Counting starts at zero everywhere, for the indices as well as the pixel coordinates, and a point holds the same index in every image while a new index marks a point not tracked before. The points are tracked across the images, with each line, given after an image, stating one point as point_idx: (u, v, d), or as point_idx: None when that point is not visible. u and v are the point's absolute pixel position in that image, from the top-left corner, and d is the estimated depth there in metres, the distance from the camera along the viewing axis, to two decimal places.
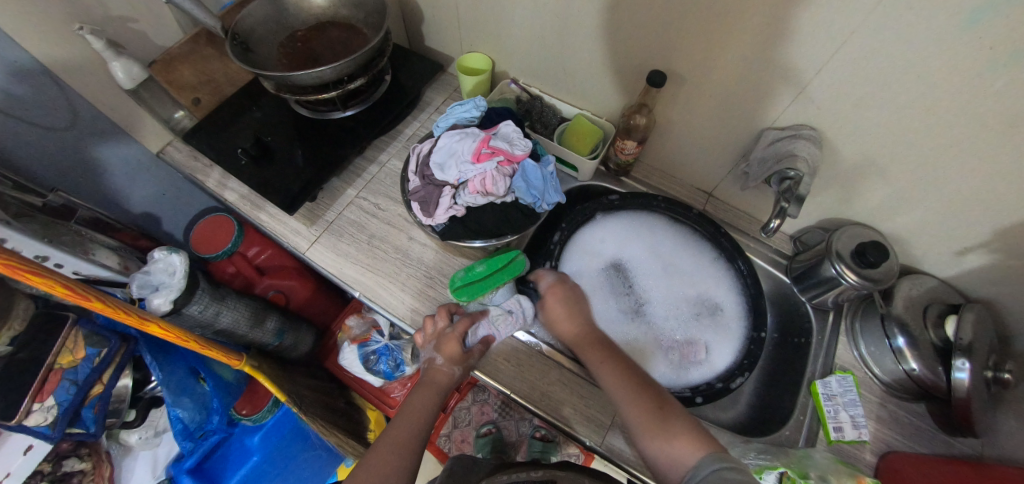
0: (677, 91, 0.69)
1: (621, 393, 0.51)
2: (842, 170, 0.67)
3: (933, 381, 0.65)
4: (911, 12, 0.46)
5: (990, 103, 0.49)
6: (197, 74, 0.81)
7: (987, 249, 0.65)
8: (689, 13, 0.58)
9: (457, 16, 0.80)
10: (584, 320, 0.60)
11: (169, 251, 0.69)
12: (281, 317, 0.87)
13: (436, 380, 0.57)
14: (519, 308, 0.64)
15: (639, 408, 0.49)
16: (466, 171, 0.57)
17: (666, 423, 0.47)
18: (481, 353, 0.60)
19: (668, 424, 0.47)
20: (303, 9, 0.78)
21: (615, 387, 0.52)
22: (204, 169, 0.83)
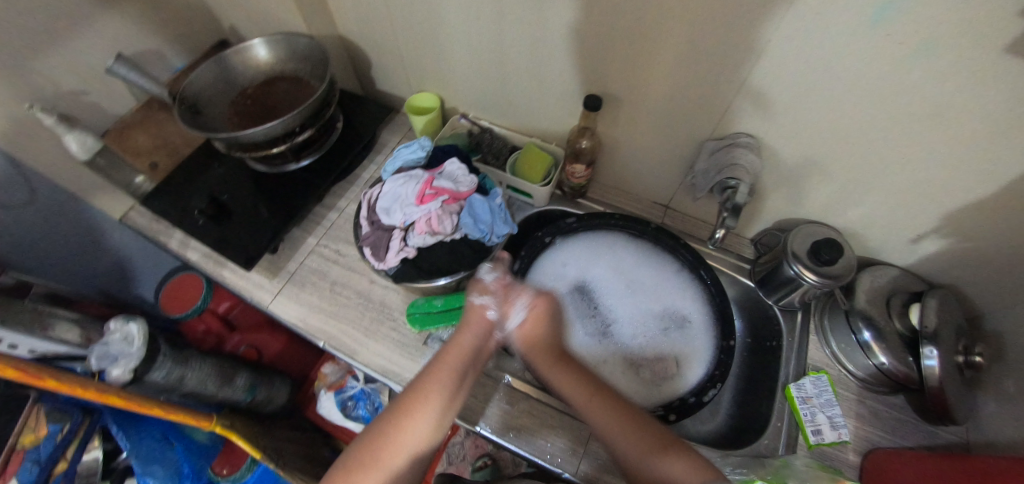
0: (617, 110, 0.71)
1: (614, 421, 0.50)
2: (788, 172, 0.68)
3: (904, 372, 0.65)
4: (820, 18, 0.48)
5: (913, 95, 0.50)
6: (152, 140, 0.83)
7: (941, 234, 0.65)
8: (615, 37, 0.60)
9: (402, 59, 0.83)
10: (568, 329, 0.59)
11: (126, 320, 0.68)
12: (252, 372, 0.86)
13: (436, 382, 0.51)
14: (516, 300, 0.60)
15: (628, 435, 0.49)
16: (411, 213, 0.60)
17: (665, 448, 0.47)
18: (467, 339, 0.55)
19: (664, 455, 0.47)
20: (250, 67, 0.81)
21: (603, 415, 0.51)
22: (166, 230, 0.83)
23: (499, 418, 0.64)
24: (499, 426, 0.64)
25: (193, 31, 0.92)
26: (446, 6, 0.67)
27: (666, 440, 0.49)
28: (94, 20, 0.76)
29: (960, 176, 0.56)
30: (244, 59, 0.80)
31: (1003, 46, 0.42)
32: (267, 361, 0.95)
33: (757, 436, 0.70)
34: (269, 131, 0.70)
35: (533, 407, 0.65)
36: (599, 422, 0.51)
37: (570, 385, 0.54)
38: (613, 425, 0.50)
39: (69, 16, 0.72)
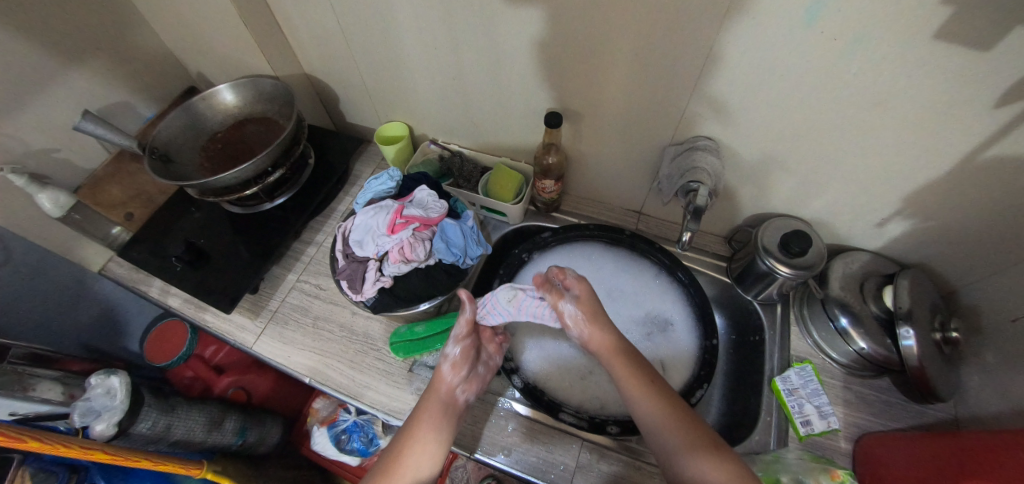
0: (579, 124, 0.72)
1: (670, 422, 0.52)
2: (750, 170, 0.70)
3: (885, 355, 0.65)
4: (757, 21, 0.50)
5: (858, 85, 0.52)
6: (126, 191, 0.83)
7: (904, 216, 0.67)
8: (568, 55, 0.62)
9: (367, 92, 0.85)
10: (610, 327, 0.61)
11: (107, 374, 0.67)
12: (241, 414, 0.86)
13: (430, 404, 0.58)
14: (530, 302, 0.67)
15: (683, 419, 0.52)
16: (383, 244, 0.61)
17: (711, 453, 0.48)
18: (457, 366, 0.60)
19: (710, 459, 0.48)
20: (218, 112, 0.82)
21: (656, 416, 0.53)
22: (145, 279, 0.83)
23: (490, 439, 0.64)
24: (491, 447, 0.63)
25: (162, 81, 0.94)
26: (404, 38, 0.69)
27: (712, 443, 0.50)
28: (61, 80, 0.77)
29: (911, 159, 0.58)
30: (212, 104, 0.81)
31: (931, 32, 0.44)
32: (257, 401, 0.94)
33: (749, 433, 0.70)
34: (240, 174, 0.70)
35: (524, 425, 0.65)
36: (651, 417, 0.53)
37: (626, 379, 0.57)
38: (665, 419, 0.52)
39: (35, 77, 0.73)
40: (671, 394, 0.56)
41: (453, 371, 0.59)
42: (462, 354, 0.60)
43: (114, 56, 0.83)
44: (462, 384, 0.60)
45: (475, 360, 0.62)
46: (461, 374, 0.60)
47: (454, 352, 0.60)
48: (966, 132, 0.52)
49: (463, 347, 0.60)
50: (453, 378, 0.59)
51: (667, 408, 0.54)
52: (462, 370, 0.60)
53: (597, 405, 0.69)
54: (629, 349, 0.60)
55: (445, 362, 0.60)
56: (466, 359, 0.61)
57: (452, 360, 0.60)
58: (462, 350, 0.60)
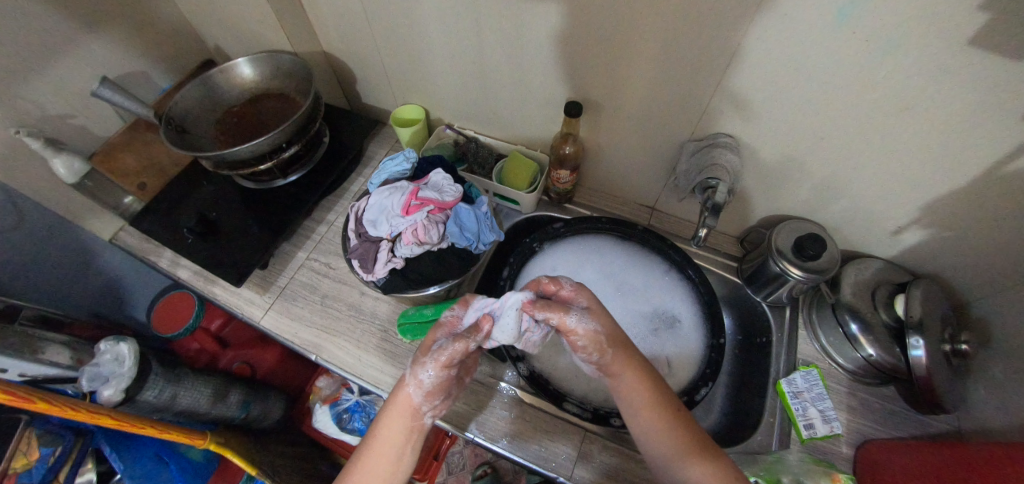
0: (597, 115, 0.72)
1: (657, 419, 0.51)
2: (768, 170, 0.69)
3: (892, 363, 0.65)
4: (790, 17, 0.49)
5: (886, 88, 0.51)
6: (140, 160, 0.83)
7: (921, 226, 0.66)
8: (590, 45, 0.61)
9: (385, 72, 0.84)
10: (609, 322, 0.56)
11: (116, 340, 0.68)
12: (245, 388, 0.86)
13: (393, 426, 0.52)
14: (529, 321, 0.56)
15: (707, 450, 0.49)
16: (397, 225, 0.61)
17: (698, 454, 0.48)
18: (433, 393, 0.53)
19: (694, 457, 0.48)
20: (235, 86, 0.82)
21: (646, 414, 0.52)
22: (155, 249, 0.83)
23: (493, 425, 0.64)
24: (493, 433, 0.64)
25: (179, 52, 0.94)
26: (426, 20, 0.68)
27: (697, 444, 0.49)
28: (79, 45, 0.76)
29: (935, 167, 0.57)
30: (229, 78, 0.81)
31: (966, 38, 0.44)
32: (260, 377, 0.95)
33: (750, 433, 0.70)
34: (255, 148, 0.70)
35: (527, 413, 0.65)
36: (641, 414, 0.52)
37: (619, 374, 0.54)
38: (654, 417, 0.51)
39: (56, 40, 0.73)
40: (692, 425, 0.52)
41: (422, 399, 0.53)
42: (437, 384, 0.53)
43: (133, 24, 0.83)
44: (430, 410, 0.54)
45: (450, 388, 0.55)
46: (431, 401, 0.53)
47: (427, 378, 0.52)
48: (993, 142, 0.51)
49: (438, 374, 0.53)
50: (420, 404, 0.53)
51: (689, 438, 0.50)
52: (433, 399, 0.53)
53: (600, 397, 0.69)
54: (621, 341, 0.55)
55: (414, 388, 0.53)
56: (439, 387, 0.54)
57: (424, 388, 0.53)
58: (438, 379, 0.53)
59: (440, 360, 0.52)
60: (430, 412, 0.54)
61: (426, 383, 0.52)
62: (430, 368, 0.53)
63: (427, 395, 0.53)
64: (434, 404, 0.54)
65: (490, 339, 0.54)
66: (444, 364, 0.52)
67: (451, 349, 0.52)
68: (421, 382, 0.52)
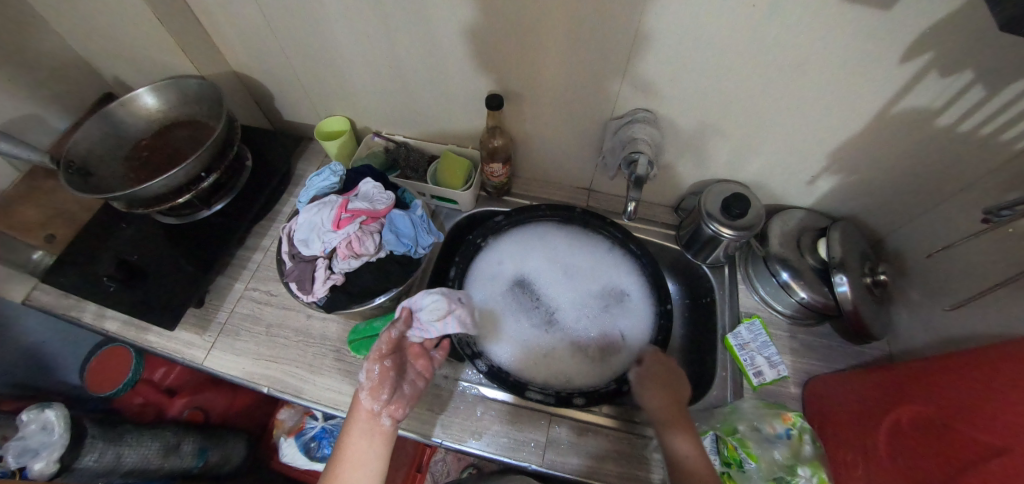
0: (523, 105, 0.72)
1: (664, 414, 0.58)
2: (690, 139, 0.72)
3: (823, 302, 0.69)
4: None
5: (780, 49, 0.54)
6: (43, 211, 0.77)
7: (830, 172, 0.71)
8: (506, 38, 0.62)
9: (304, 86, 0.81)
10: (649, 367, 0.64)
11: (40, 408, 0.64)
12: (200, 435, 0.81)
13: (351, 435, 0.53)
14: (431, 305, 0.61)
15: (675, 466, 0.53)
16: (329, 240, 0.59)
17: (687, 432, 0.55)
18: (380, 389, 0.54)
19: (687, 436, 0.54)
20: (140, 119, 0.77)
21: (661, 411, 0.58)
22: (77, 304, 0.77)
23: (459, 426, 0.64)
24: (460, 434, 0.63)
25: (73, 89, 0.87)
26: (336, 28, 0.67)
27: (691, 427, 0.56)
28: None
29: (835, 115, 0.61)
30: (131, 110, 0.76)
31: None
32: (217, 420, 0.89)
33: (708, 389, 0.73)
34: (169, 181, 0.66)
35: (492, 408, 0.65)
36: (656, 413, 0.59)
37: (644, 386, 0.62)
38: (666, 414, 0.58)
39: None
40: (673, 447, 0.54)
41: (369, 399, 0.53)
42: (376, 377, 0.54)
43: (12, 65, 0.76)
44: (383, 409, 0.54)
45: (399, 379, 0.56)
46: (379, 399, 0.53)
47: (366, 376, 0.54)
48: (880, 87, 0.55)
49: (374, 369, 0.54)
50: (371, 405, 0.53)
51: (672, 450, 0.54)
52: (380, 395, 0.53)
53: (562, 380, 0.69)
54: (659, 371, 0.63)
55: (359, 391, 0.54)
56: (382, 382, 0.54)
57: (365, 387, 0.54)
58: (375, 372, 0.54)
59: (372, 354, 0.56)
60: (383, 411, 0.54)
61: (366, 381, 0.54)
62: (365, 367, 0.55)
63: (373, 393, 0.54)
64: (385, 401, 0.54)
65: (412, 329, 0.60)
66: (377, 357, 0.55)
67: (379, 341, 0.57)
68: (361, 383, 0.54)
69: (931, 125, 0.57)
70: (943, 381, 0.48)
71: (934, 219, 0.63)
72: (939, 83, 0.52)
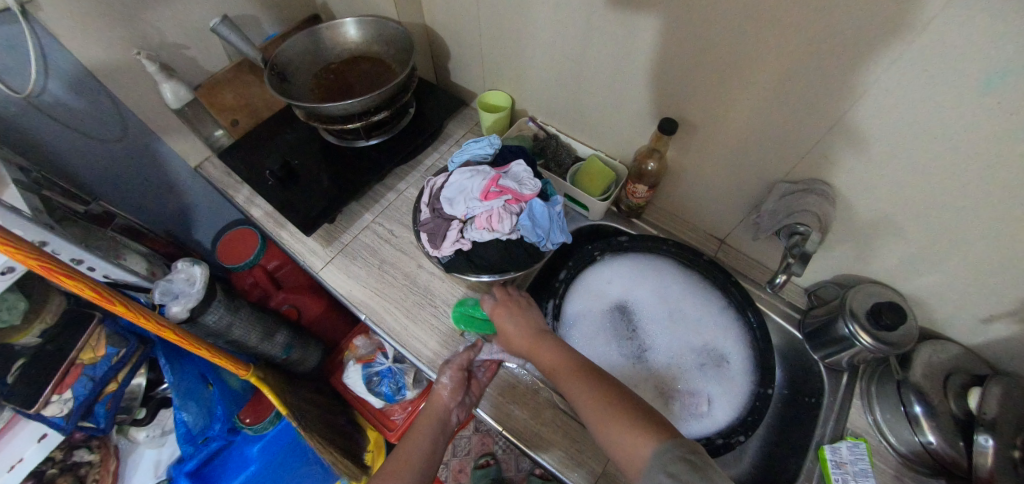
0: (689, 137, 0.70)
1: (597, 410, 0.49)
2: (859, 227, 0.65)
3: (953, 456, 0.61)
4: (932, 73, 0.45)
5: (1020, 169, 0.46)
6: (238, 99, 0.89)
7: (1017, 319, 0.61)
8: (700, 67, 0.59)
9: (480, 55, 0.85)
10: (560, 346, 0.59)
11: (191, 263, 0.77)
12: (291, 331, 0.91)
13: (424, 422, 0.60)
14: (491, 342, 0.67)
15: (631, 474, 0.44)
16: (473, 208, 0.62)
17: (627, 422, 0.47)
18: (456, 391, 0.61)
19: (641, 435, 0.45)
20: (337, 44, 0.85)
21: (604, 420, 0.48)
22: (235, 185, 0.88)
23: (521, 421, 0.64)
24: (521, 430, 0.64)
25: (291, 4, 0.98)
26: (536, 10, 0.68)
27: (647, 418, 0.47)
28: None
29: None
30: (334, 35, 0.84)
31: None
32: (306, 323, 0.99)
33: None
34: (348, 107, 0.73)
35: (558, 418, 0.65)
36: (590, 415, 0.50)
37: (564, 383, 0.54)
38: (596, 411, 0.49)
39: None
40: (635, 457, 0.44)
41: (448, 397, 0.60)
42: (456, 381, 0.62)
43: None
44: (455, 409, 0.61)
45: (468, 387, 0.63)
46: (455, 399, 0.61)
47: (448, 378, 0.62)
48: None
49: (456, 373, 0.62)
50: (448, 403, 0.60)
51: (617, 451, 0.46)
52: (457, 396, 0.61)
53: None
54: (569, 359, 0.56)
55: (438, 387, 0.61)
56: (459, 385, 0.62)
57: (447, 386, 0.61)
58: (455, 377, 0.62)
59: (452, 362, 0.63)
60: (455, 411, 0.61)
61: (449, 382, 0.61)
62: (447, 371, 0.62)
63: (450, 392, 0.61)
64: (459, 403, 0.61)
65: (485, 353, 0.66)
66: (458, 367, 0.63)
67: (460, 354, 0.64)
68: (445, 381, 0.61)
69: None
70: None
71: None
72: None
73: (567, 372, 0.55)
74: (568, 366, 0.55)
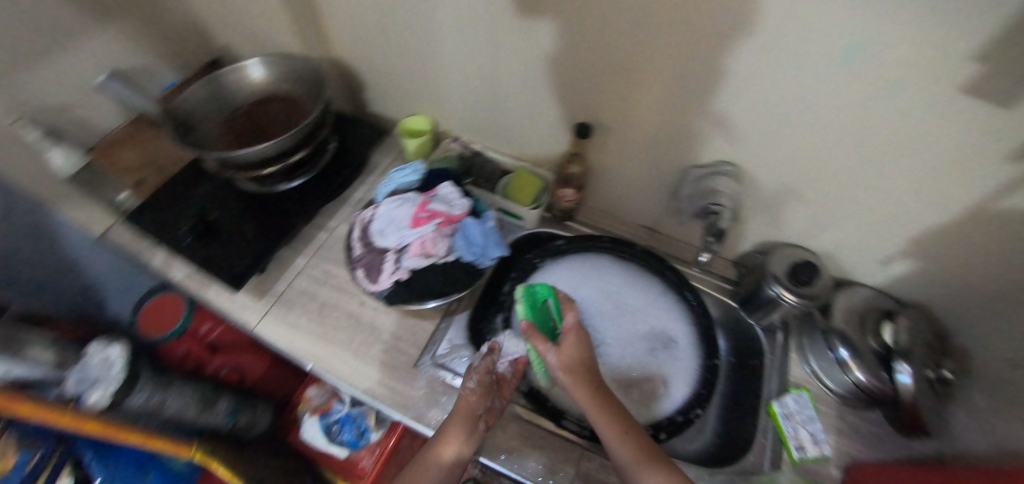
0: (605, 136, 0.73)
1: (614, 432, 0.52)
2: (766, 197, 0.71)
3: (880, 388, 0.66)
4: (799, 55, 0.50)
5: (880, 127, 0.53)
6: (139, 156, 0.82)
7: (908, 256, 0.69)
8: (604, 69, 0.63)
9: (395, 82, 0.85)
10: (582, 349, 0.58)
11: (107, 343, 0.69)
12: (235, 395, 0.85)
13: (454, 427, 0.55)
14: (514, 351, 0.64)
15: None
16: (405, 235, 0.61)
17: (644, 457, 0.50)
18: (484, 392, 0.59)
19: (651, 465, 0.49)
20: (241, 87, 0.81)
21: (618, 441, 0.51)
22: (148, 249, 0.80)
23: (490, 441, 0.63)
24: (491, 450, 0.63)
25: (187, 51, 0.93)
26: (441, 34, 0.70)
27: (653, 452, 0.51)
28: (83, 38, 0.75)
29: (936, 201, 0.59)
30: (238, 78, 0.81)
31: (958, 85, 0.46)
32: (249, 385, 0.93)
33: (742, 453, 0.71)
34: (261, 151, 0.69)
35: (525, 429, 0.65)
36: (611, 440, 0.52)
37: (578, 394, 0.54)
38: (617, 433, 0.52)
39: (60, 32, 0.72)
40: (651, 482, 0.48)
41: (477, 401, 0.58)
42: (483, 385, 0.59)
43: (143, 19, 0.82)
44: (483, 414, 0.58)
45: (496, 392, 0.61)
46: (483, 403, 0.58)
47: (473, 383, 0.59)
48: (986, 180, 0.53)
49: (483, 377, 0.60)
50: (477, 408, 0.57)
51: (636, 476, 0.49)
52: (484, 399, 0.59)
53: None
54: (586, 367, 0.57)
55: (466, 393, 0.58)
56: (486, 388, 0.59)
57: (474, 390, 0.58)
58: (482, 380, 0.60)
59: (478, 366, 0.61)
60: (483, 417, 0.58)
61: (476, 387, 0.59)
62: (472, 377, 0.60)
63: (477, 397, 0.58)
64: (487, 408, 0.58)
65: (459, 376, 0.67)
66: (484, 371, 0.61)
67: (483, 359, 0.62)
68: (469, 386, 0.59)
69: None
70: None
71: None
72: None
73: (582, 384, 0.55)
74: (580, 373, 0.56)
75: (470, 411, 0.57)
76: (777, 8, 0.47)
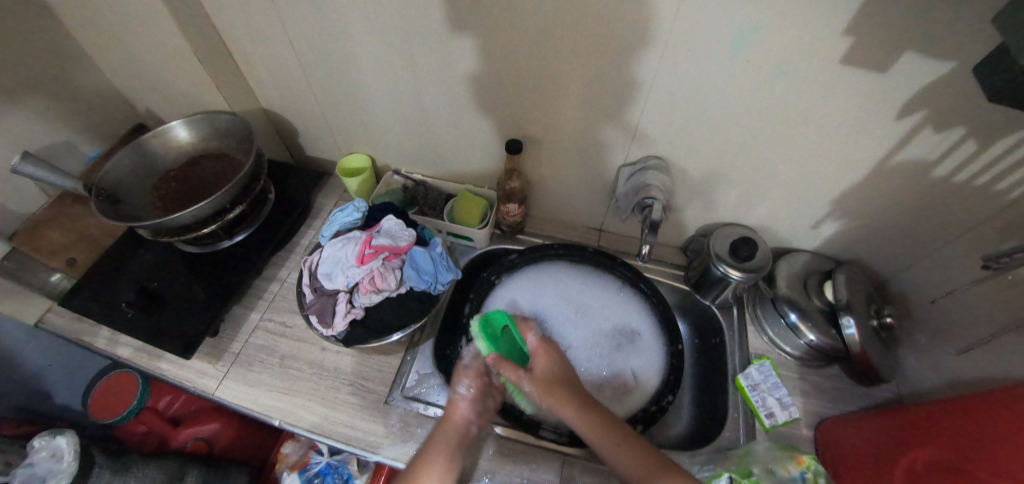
0: (538, 148, 0.76)
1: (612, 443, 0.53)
2: (696, 183, 0.75)
3: (833, 344, 0.71)
4: (698, 51, 0.54)
5: (781, 106, 0.57)
6: (68, 235, 0.79)
7: (834, 218, 0.74)
8: (527, 85, 0.65)
9: (328, 124, 0.85)
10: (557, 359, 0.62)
11: (52, 435, 0.71)
12: (205, 467, 0.81)
13: (446, 430, 0.55)
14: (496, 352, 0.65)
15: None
16: (352, 275, 0.61)
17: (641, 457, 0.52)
18: (478, 398, 0.58)
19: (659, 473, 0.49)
20: (170, 150, 0.80)
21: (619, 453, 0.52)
22: (90, 329, 0.76)
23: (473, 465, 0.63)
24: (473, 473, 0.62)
25: (108, 120, 0.91)
26: (365, 72, 0.71)
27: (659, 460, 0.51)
28: None
29: (845, 165, 0.64)
30: (164, 142, 0.79)
31: (838, 59, 0.50)
32: (219, 453, 0.87)
33: (719, 430, 0.73)
34: (196, 213, 0.68)
35: (507, 447, 0.65)
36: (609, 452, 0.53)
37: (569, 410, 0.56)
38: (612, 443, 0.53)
39: None
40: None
41: (469, 407, 0.57)
42: (477, 392, 0.59)
43: (54, 94, 0.79)
44: (476, 420, 0.57)
45: (490, 393, 0.60)
46: (475, 410, 0.58)
47: (466, 389, 0.58)
48: (880, 140, 0.58)
49: (477, 383, 0.59)
50: (468, 414, 0.57)
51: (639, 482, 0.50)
52: (477, 406, 0.58)
53: None
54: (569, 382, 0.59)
55: (460, 398, 0.58)
56: (480, 395, 0.59)
57: (467, 397, 0.58)
58: (475, 388, 0.59)
59: (470, 370, 0.60)
60: (476, 422, 0.57)
61: (468, 392, 0.58)
62: (465, 381, 0.59)
63: (471, 405, 0.58)
64: (479, 415, 0.58)
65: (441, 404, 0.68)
66: (477, 376, 0.60)
67: (475, 360, 0.61)
68: (462, 389, 0.58)
69: (929, 174, 0.60)
70: (962, 426, 0.47)
71: (939, 264, 0.66)
72: (934, 137, 0.55)
73: (563, 398, 0.56)
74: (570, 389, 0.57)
75: (461, 422, 0.56)
76: (669, 13, 0.51)
